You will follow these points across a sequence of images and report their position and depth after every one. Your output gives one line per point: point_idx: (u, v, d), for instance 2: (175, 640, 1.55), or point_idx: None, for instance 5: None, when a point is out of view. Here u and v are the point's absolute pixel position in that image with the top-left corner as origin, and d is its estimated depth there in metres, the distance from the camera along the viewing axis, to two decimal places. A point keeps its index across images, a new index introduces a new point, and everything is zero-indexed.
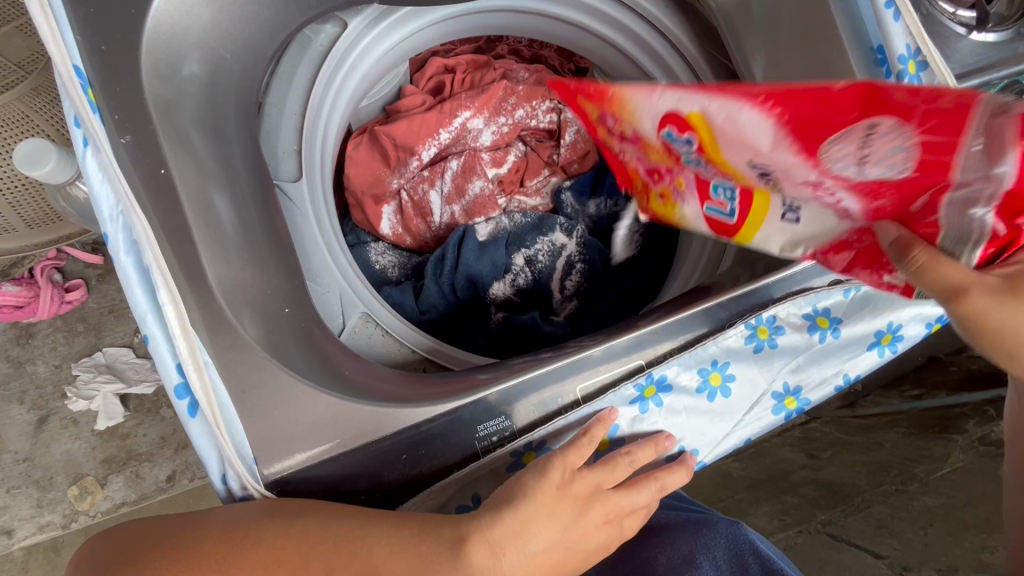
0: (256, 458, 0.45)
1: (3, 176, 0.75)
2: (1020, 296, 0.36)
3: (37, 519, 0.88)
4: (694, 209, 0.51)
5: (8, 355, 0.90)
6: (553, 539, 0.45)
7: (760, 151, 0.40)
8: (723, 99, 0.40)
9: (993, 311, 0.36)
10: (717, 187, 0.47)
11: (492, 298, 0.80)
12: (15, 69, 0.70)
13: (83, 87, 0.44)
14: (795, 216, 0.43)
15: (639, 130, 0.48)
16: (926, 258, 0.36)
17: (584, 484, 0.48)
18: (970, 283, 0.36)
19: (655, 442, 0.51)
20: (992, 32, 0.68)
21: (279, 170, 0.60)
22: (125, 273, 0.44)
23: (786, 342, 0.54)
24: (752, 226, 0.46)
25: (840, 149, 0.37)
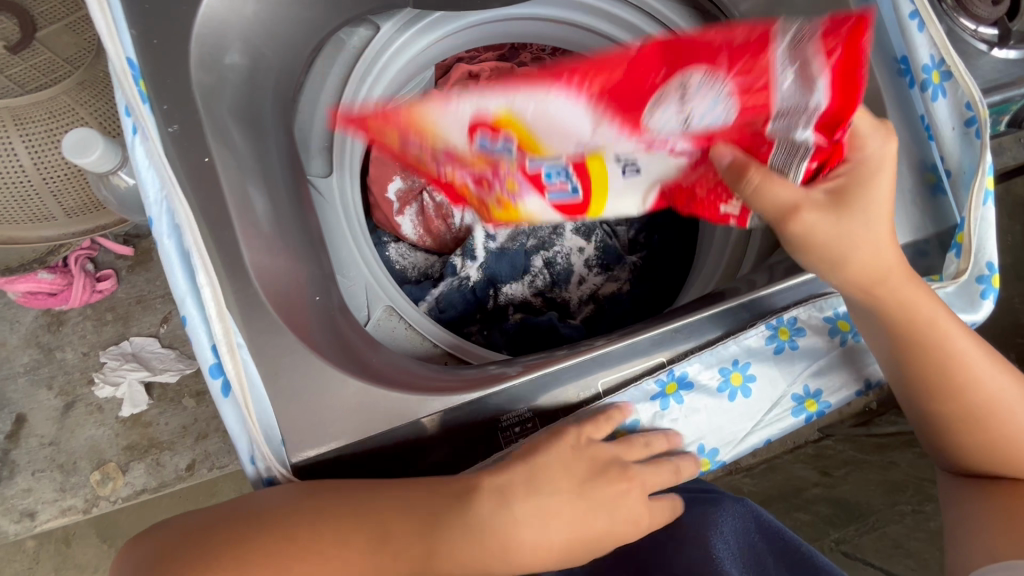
0: (283, 439, 0.46)
1: (47, 165, 0.75)
2: (843, 207, 0.48)
3: (59, 503, 0.90)
4: (538, 203, 0.54)
5: (39, 341, 0.92)
6: (567, 495, 0.46)
7: (575, 134, 0.48)
8: (525, 90, 0.46)
9: (823, 226, 0.48)
10: (549, 172, 0.52)
11: (510, 299, 0.83)
12: (63, 64, 0.72)
13: (134, 77, 0.46)
14: (634, 167, 0.51)
15: (452, 142, 0.50)
16: (758, 179, 0.46)
17: (599, 451, 0.49)
18: (801, 201, 0.47)
19: (667, 435, 0.52)
20: (1014, 49, 0.69)
21: (309, 166, 0.62)
22: (171, 254, 0.47)
23: (806, 344, 0.55)
24: (600, 194, 0.53)
25: (660, 111, 0.47)
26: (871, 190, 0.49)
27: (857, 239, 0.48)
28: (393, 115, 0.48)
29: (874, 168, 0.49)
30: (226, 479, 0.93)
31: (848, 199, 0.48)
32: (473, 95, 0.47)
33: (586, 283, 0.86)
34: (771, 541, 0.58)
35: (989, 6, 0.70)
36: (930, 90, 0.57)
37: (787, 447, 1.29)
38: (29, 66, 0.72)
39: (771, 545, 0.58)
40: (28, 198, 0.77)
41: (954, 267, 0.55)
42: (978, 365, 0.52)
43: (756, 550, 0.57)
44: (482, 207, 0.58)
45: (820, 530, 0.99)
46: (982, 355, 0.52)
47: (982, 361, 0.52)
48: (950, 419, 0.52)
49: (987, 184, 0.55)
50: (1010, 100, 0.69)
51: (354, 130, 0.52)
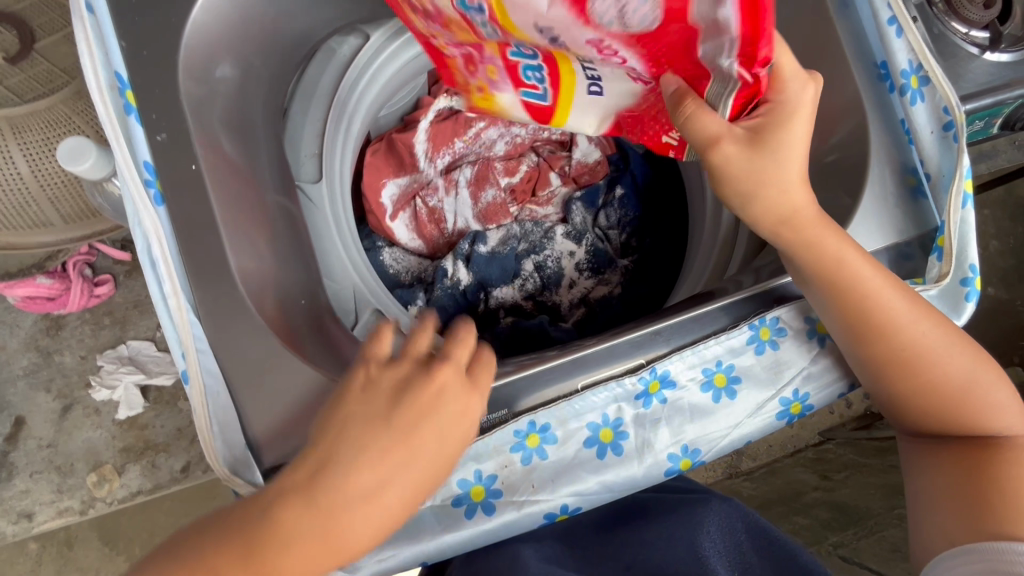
0: (250, 443, 0.47)
1: (45, 173, 0.77)
2: (761, 147, 0.47)
3: (56, 504, 0.91)
4: (512, 95, 0.55)
5: (38, 345, 0.94)
6: (371, 445, 0.42)
7: (539, 11, 0.40)
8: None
9: (737, 157, 0.47)
10: (527, 69, 0.50)
11: (501, 302, 0.85)
12: (61, 74, 0.73)
13: (122, 89, 0.47)
14: (599, 87, 0.49)
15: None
16: (693, 109, 0.44)
17: (391, 377, 0.45)
18: (722, 133, 0.45)
19: (473, 338, 0.47)
20: (1006, 52, 0.70)
21: (299, 172, 0.63)
22: (144, 258, 0.46)
23: (787, 346, 0.54)
24: (566, 102, 0.52)
25: (603, 4, 0.38)
26: (784, 132, 0.47)
27: (769, 178, 0.49)
28: None
29: (790, 109, 0.47)
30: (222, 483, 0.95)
31: (767, 137, 0.47)
32: None
33: (577, 286, 0.87)
34: (757, 540, 0.59)
35: (981, 9, 0.71)
36: (909, 94, 0.57)
37: (787, 450, 1.30)
38: (29, 75, 0.73)
39: (757, 545, 0.59)
40: (25, 204, 0.78)
41: (936, 270, 0.56)
42: (901, 310, 0.51)
43: (742, 549, 0.58)
44: (466, 89, 0.57)
45: (817, 534, 0.99)
46: (904, 301, 0.51)
47: (903, 306, 0.51)
48: (879, 363, 0.52)
49: (966, 188, 0.55)
50: (1003, 102, 0.69)
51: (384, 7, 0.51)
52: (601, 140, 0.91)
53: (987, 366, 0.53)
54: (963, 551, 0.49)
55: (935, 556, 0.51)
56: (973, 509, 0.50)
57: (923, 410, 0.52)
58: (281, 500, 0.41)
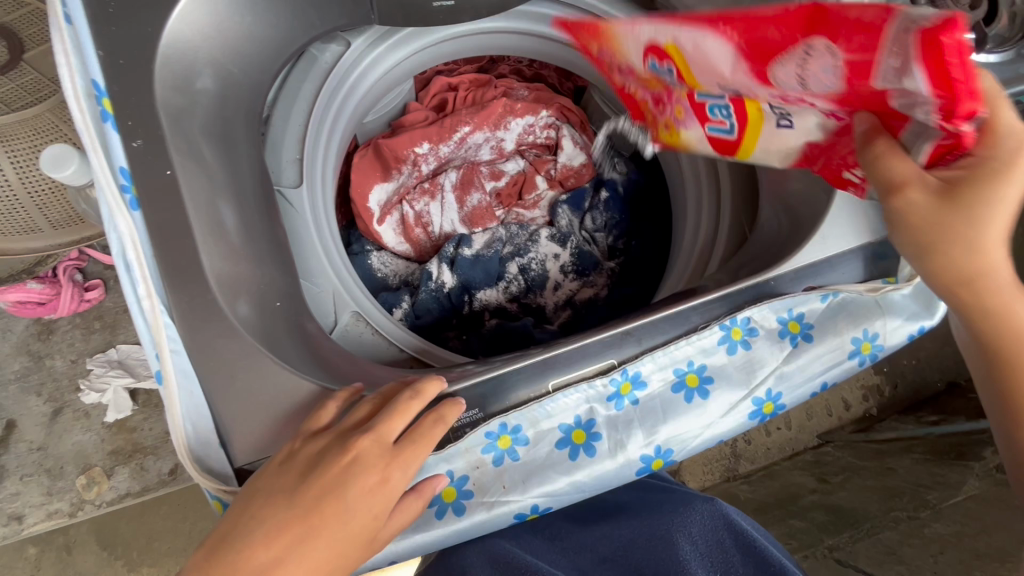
0: (223, 442, 0.47)
1: (32, 180, 0.78)
2: (954, 202, 0.37)
3: (46, 506, 0.92)
4: (699, 132, 0.51)
5: (29, 349, 0.95)
6: (278, 515, 0.41)
7: (724, 75, 0.42)
8: (689, 28, 0.41)
9: (926, 210, 0.38)
10: (713, 106, 0.47)
11: (485, 304, 0.85)
12: (49, 83, 0.74)
13: (98, 96, 0.48)
14: (790, 121, 0.44)
15: (630, 56, 0.50)
16: (883, 148, 0.38)
17: (308, 449, 0.44)
18: (908, 178, 0.38)
19: (410, 395, 0.47)
20: (993, 53, 0.68)
21: (281, 177, 0.64)
22: (120, 260, 0.47)
23: (759, 346, 0.54)
24: (753, 138, 0.47)
25: (784, 72, 0.39)
26: (994, 189, 0.37)
27: (962, 236, 0.38)
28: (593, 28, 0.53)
29: (1006, 164, 0.37)
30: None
31: (969, 191, 0.37)
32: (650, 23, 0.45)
33: (562, 288, 0.88)
34: (740, 541, 0.58)
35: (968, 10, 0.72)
36: None
37: (785, 453, 1.29)
38: (17, 85, 0.72)
39: (741, 545, 0.58)
40: (14, 211, 0.79)
41: (908, 269, 0.56)
42: None
43: (723, 548, 0.57)
44: (656, 125, 0.57)
45: (814, 537, 0.97)
46: None
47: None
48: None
49: None
50: None
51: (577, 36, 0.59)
52: (587, 143, 0.92)
53: None
54: None
55: None
56: None
57: None
58: None
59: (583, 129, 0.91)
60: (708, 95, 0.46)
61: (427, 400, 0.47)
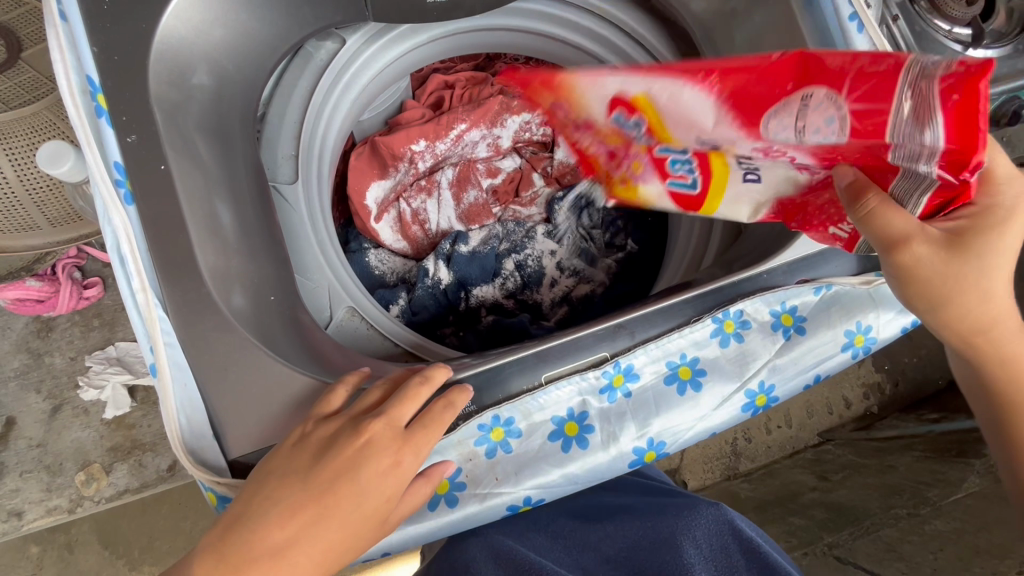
0: (217, 433, 0.48)
1: (30, 177, 0.78)
2: (961, 251, 0.42)
3: (45, 503, 0.93)
4: (660, 187, 0.53)
5: (29, 346, 0.96)
6: (293, 495, 0.42)
7: (703, 128, 0.44)
8: (664, 80, 0.44)
9: (930, 263, 0.42)
10: (675, 161, 0.50)
11: (481, 300, 0.85)
12: (46, 81, 0.74)
13: (93, 91, 0.48)
14: (756, 175, 0.47)
15: (592, 112, 0.51)
16: (875, 203, 0.41)
17: (323, 431, 0.44)
18: (914, 233, 0.41)
19: (421, 382, 0.47)
20: (990, 48, 0.71)
21: (276, 173, 0.65)
22: (115, 254, 0.48)
23: (753, 338, 0.54)
24: (717, 194, 0.50)
25: (777, 124, 0.41)
26: (990, 240, 0.42)
27: (969, 286, 0.43)
28: (549, 82, 0.53)
29: (999, 217, 0.43)
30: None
31: (969, 240, 0.42)
32: (620, 74, 0.47)
33: (558, 284, 0.88)
34: (745, 547, 0.58)
35: (964, 7, 0.72)
36: None
37: (786, 450, 1.29)
38: (15, 84, 0.73)
39: (745, 551, 0.58)
40: (12, 208, 0.80)
41: None
42: None
43: (727, 553, 0.58)
44: (608, 180, 0.60)
45: (813, 534, 0.97)
46: None
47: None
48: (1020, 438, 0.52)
49: None
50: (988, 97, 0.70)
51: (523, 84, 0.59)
52: None
53: None
54: None
55: None
56: None
57: None
58: (198, 558, 0.41)
59: None
60: (670, 151, 0.49)
61: (436, 385, 0.47)
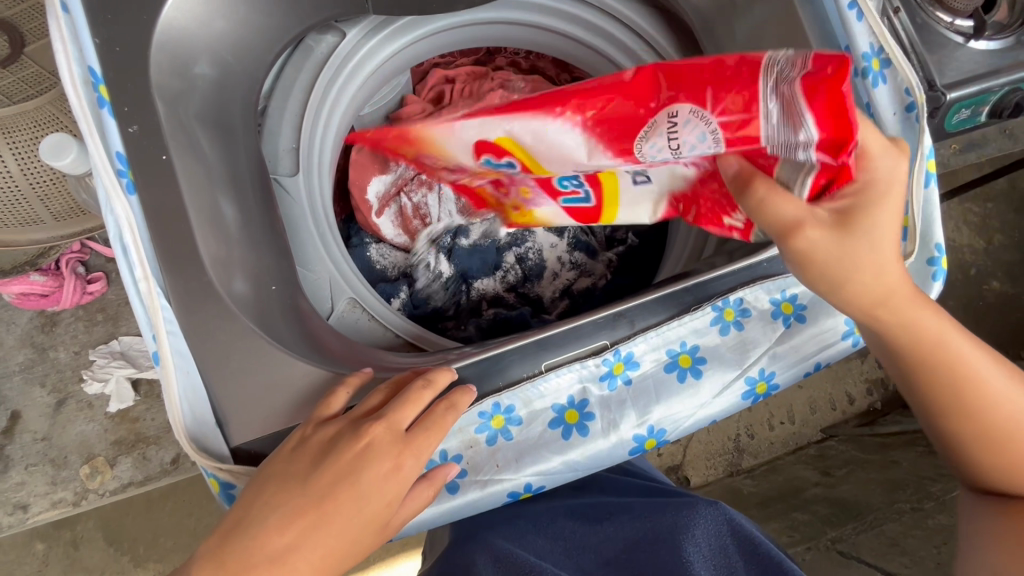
0: (219, 421, 0.48)
1: (33, 170, 0.79)
2: (847, 227, 0.44)
3: (49, 496, 0.93)
4: (555, 203, 0.62)
5: (33, 341, 0.96)
6: (293, 499, 0.43)
7: (577, 160, 0.49)
8: (525, 120, 0.48)
9: (825, 245, 0.44)
10: (564, 180, 0.57)
11: (482, 293, 0.86)
12: (49, 76, 0.75)
13: (95, 82, 0.48)
14: (645, 177, 0.54)
15: (461, 158, 0.56)
16: (763, 191, 0.44)
17: (323, 436, 0.45)
18: (803, 217, 0.43)
19: (426, 383, 0.46)
20: (992, 39, 0.71)
21: (276, 166, 0.65)
22: (116, 244, 0.47)
23: (753, 327, 0.54)
24: (612, 199, 0.58)
25: (650, 146, 0.46)
26: (874, 215, 0.44)
27: (864, 265, 0.45)
28: (403, 134, 0.56)
29: (881, 189, 0.44)
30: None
31: (856, 218, 0.44)
32: (476, 119, 0.50)
33: (559, 278, 0.88)
34: (742, 544, 0.59)
35: None
36: (870, 77, 0.58)
37: (788, 447, 1.29)
38: (18, 78, 0.74)
39: (743, 549, 0.58)
40: (16, 202, 0.80)
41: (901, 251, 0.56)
42: (993, 382, 0.50)
43: (726, 552, 0.58)
44: (502, 208, 0.68)
45: (816, 529, 0.97)
46: (999, 374, 0.51)
47: (994, 371, 0.50)
48: (960, 433, 0.51)
49: (928, 167, 0.57)
50: (989, 90, 0.70)
51: (375, 141, 0.60)
52: None
53: None
54: None
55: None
56: None
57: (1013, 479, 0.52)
58: (196, 565, 0.42)
59: None
60: (556, 172, 0.56)
61: (439, 389, 0.47)
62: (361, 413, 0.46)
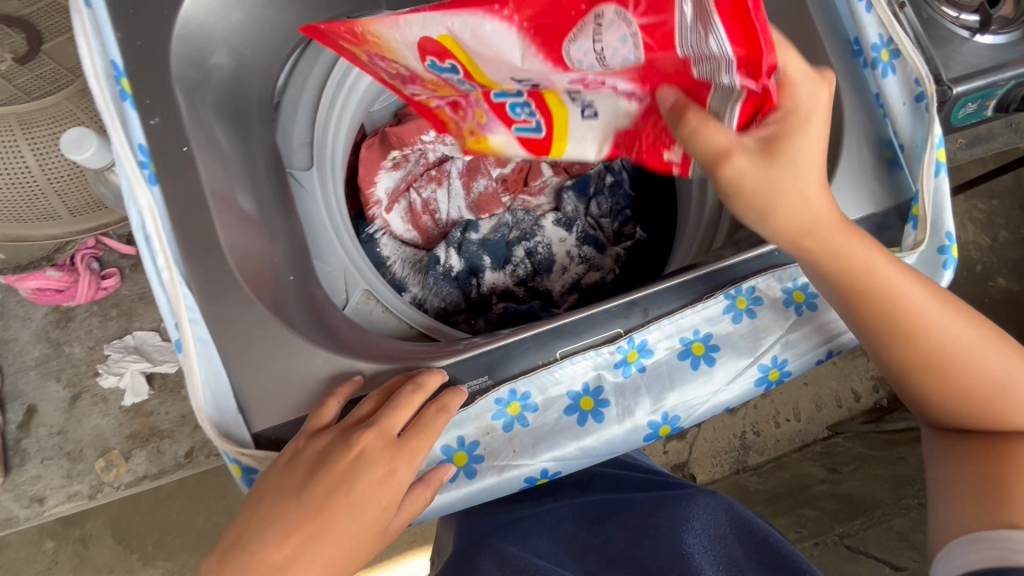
0: (240, 407, 0.49)
1: (51, 164, 0.79)
2: (773, 155, 0.44)
3: (66, 489, 0.95)
4: (508, 134, 0.56)
5: (49, 336, 0.98)
6: (290, 512, 0.44)
7: (516, 65, 0.46)
8: (462, 16, 0.42)
9: (752, 174, 0.44)
10: (514, 105, 0.53)
11: (492, 288, 0.86)
12: (67, 73, 0.77)
13: (117, 77, 0.50)
14: (592, 110, 0.51)
15: (405, 62, 0.50)
16: (695, 122, 0.44)
17: (312, 450, 0.46)
18: (731, 146, 0.43)
19: (414, 387, 0.47)
20: (997, 34, 0.70)
21: (291, 159, 0.65)
22: (137, 233, 0.48)
23: (765, 316, 0.54)
24: (560, 133, 0.54)
25: (580, 48, 0.43)
26: (799, 142, 0.44)
27: (789, 193, 0.45)
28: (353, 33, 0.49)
29: (804, 116, 0.44)
30: (231, 483, 0.98)
31: (781, 145, 0.44)
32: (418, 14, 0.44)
33: (568, 272, 0.88)
34: (742, 534, 0.60)
35: None
36: (879, 67, 0.59)
37: (795, 444, 1.29)
38: (37, 75, 0.76)
39: (742, 537, 0.59)
40: (34, 196, 0.81)
41: (912, 239, 0.56)
42: (927, 309, 0.49)
43: (727, 541, 0.59)
44: (458, 135, 0.60)
45: (824, 525, 0.98)
46: (932, 301, 0.50)
47: (932, 306, 0.50)
48: (904, 363, 0.51)
49: (938, 157, 0.56)
50: (995, 84, 0.70)
51: (329, 46, 0.52)
52: None
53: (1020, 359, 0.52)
54: (978, 538, 0.48)
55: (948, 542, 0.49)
56: (985, 497, 0.49)
57: (960, 409, 0.51)
58: None
59: None
60: (506, 94, 0.52)
61: (430, 391, 0.48)
62: (348, 425, 0.47)
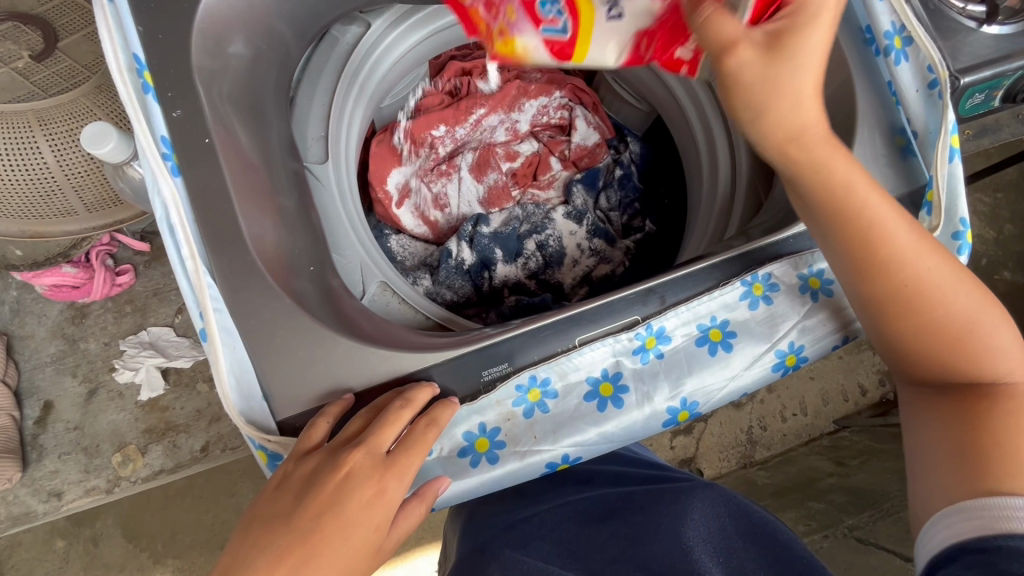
0: (265, 395, 0.49)
1: (70, 162, 0.80)
2: (778, 48, 0.44)
3: (84, 483, 0.95)
4: (534, 36, 0.51)
5: (64, 332, 0.98)
6: (279, 536, 0.43)
7: None
8: None
9: (752, 65, 0.45)
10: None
11: (504, 280, 0.87)
12: (82, 70, 0.78)
13: (139, 70, 0.51)
14: (617, 9, 0.50)
15: None
16: (709, 12, 0.45)
17: (301, 470, 0.46)
18: (739, 37, 0.45)
19: (402, 402, 0.47)
20: (1003, 25, 0.70)
21: (307, 153, 0.66)
22: (161, 222, 0.49)
23: (781, 303, 0.55)
24: (588, 32, 0.50)
25: None
26: (806, 35, 0.44)
27: (784, 94, 0.45)
28: None
29: (814, 10, 0.44)
30: (243, 480, 0.99)
31: (787, 36, 0.44)
32: None
33: (579, 264, 0.89)
34: (741, 524, 0.60)
35: None
36: (892, 55, 0.59)
37: (802, 438, 1.29)
38: (53, 72, 0.77)
39: (742, 529, 0.59)
40: (52, 192, 0.82)
41: (926, 224, 0.57)
42: (906, 238, 0.48)
43: (728, 535, 0.59)
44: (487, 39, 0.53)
45: (833, 516, 0.98)
46: (910, 231, 0.49)
47: (910, 237, 0.48)
48: (882, 296, 0.49)
49: (952, 143, 0.56)
50: (1002, 75, 0.70)
51: None
52: (600, 124, 0.93)
53: (999, 312, 0.51)
54: (960, 509, 0.46)
55: (933, 515, 0.47)
56: (973, 466, 0.46)
57: (940, 356, 0.49)
58: None
59: (595, 110, 0.93)
60: None
61: (418, 407, 0.48)
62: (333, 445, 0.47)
